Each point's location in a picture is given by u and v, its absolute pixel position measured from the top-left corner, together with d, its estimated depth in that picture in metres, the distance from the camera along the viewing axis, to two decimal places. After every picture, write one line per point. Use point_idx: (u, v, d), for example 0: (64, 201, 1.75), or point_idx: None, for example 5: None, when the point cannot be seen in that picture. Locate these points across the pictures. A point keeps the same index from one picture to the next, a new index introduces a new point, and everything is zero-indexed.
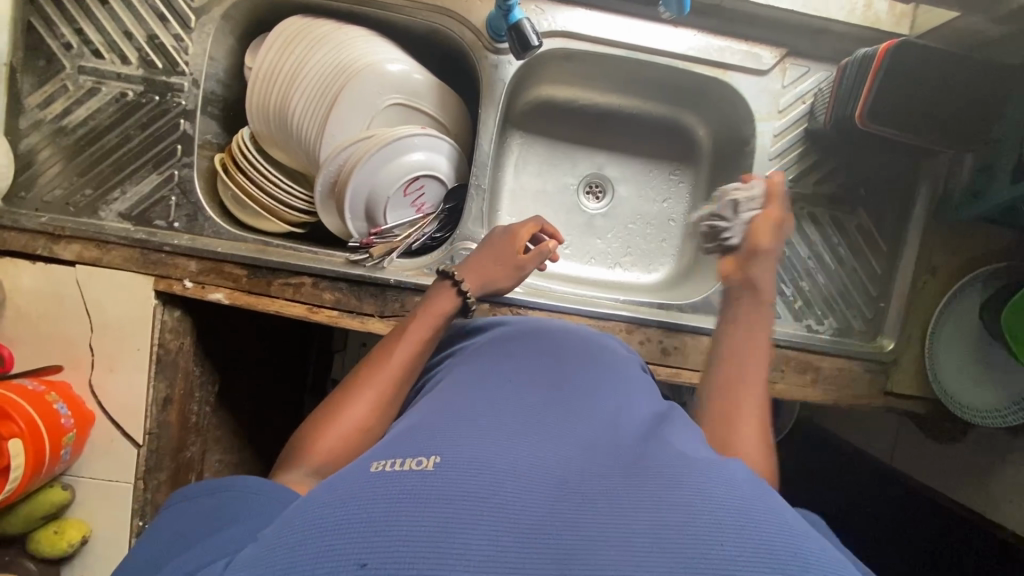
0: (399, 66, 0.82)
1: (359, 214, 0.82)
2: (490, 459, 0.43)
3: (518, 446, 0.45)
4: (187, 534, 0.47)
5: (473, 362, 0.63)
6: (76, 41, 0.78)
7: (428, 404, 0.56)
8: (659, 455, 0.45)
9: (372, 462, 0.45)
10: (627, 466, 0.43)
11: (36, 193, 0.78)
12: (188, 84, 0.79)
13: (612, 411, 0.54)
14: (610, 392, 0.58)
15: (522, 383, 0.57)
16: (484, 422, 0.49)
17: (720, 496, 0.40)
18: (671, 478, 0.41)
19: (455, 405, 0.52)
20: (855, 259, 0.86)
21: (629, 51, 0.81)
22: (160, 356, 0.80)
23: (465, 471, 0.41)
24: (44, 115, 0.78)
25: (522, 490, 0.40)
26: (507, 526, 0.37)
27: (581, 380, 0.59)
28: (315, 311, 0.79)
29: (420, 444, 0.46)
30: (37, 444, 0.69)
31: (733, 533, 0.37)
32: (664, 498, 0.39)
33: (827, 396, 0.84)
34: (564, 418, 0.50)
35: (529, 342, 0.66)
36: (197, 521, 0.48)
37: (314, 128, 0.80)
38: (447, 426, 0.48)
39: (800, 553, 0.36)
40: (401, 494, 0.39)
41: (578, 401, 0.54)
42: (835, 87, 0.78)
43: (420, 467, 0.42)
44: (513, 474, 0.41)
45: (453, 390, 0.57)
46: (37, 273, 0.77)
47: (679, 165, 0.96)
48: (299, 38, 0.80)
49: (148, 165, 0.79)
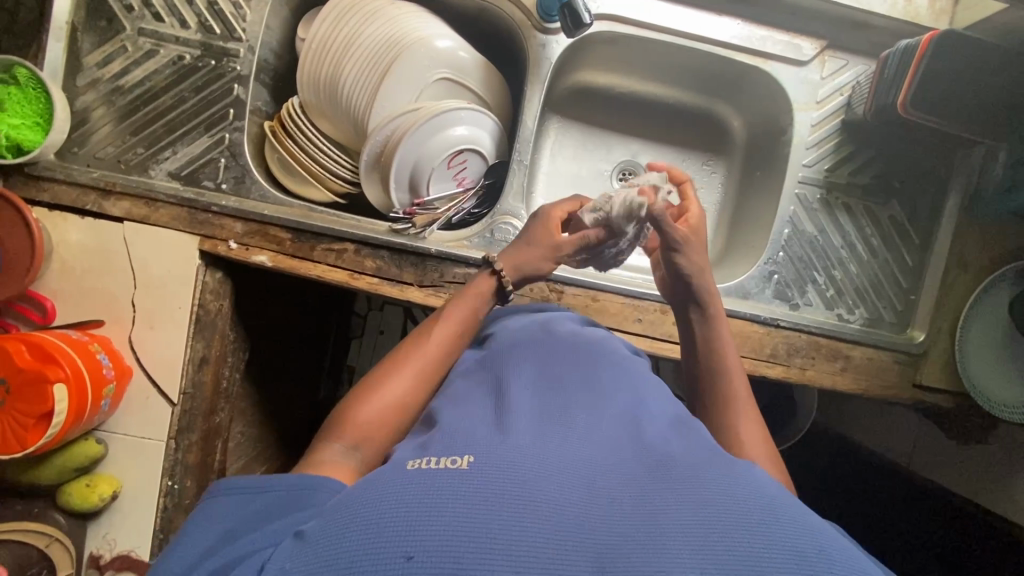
0: (448, 43, 0.83)
1: (403, 185, 0.84)
2: (524, 458, 0.41)
3: (547, 442, 0.44)
4: (230, 530, 0.45)
5: (492, 358, 0.62)
6: (138, 4, 0.80)
7: (451, 399, 0.54)
8: (685, 454, 0.45)
9: (407, 459, 0.44)
10: (654, 462, 0.43)
11: (88, 149, 0.80)
12: (244, 50, 0.81)
13: (640, 406, 0.53)
14: (633, 387, 0.56)
15: (547, 379, 0.55)
16: (512, 417, 0.48)
17: (749, 498, 0.39)
18: (697, 479, 0.41)
19: (481, 403, 0.51)
20: (888, 251, 0.87)
21: (674, 36, 0.83)
22: (199, 316, 0.80)
23: (500, 470, 0.40)
24: (102, 74, 0.80)
25: (557, 486, 0.39)
26: (545, 524, 0.36)
27: (603, 375, 0.57)
28: (356, 277, 0.80)
29: (452, 440, 0.45)
30: (81, 390, 0.70)
31: (767, 534, 0.37)
32: (700, 500, 0.39)
33: (857, 385, 0.85)
34: (591, 411, 0.49)
35: (546, 335, 0.65)
36: (237, 519, 0.46)
37: (364, 98, 0.82)
38: (476, 426, 0.47)
39: (824, 553, 0.36)
40: (439, 492, 0.38)
41: (604, 397, 0.52)
42: (876, 79, 0.80)
43: (456, 466, 0.41)
44: (548, 473, 0.40)
45: (475, 387, 0.56)
46: (85, 227, 0.78)
47: (711, 155, 0.98)
48: (353, 13, 0.82)
49: (200, 128, 0.81)
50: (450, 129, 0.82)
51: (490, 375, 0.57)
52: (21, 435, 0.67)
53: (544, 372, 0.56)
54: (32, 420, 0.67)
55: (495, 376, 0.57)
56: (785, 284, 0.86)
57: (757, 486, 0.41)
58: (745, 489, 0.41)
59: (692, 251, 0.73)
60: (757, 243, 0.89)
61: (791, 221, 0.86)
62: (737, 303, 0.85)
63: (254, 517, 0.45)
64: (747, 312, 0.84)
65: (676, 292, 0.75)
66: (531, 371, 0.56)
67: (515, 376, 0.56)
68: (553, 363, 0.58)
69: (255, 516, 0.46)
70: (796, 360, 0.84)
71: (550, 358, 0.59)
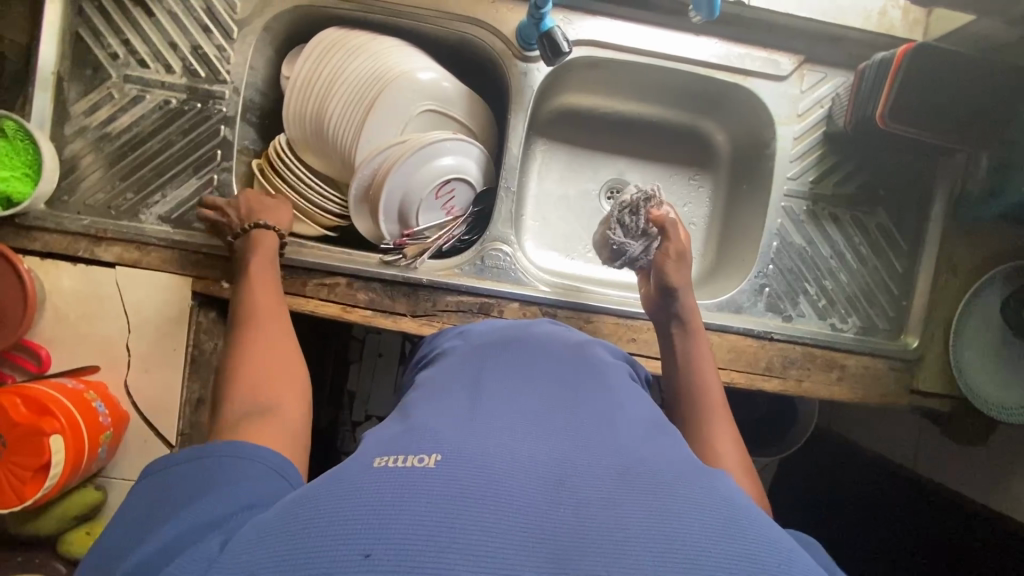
0: (429, 75, 0.84)
1: (392, 216, 0.84)
2: (491, 459, 0.42)
3: (517, 445, 0.44)
4: (175, 500, 0.45)
5: (465, 359, 0.62)
6: (122, 51, 0.81)
7: (424, 400, 0.54)
8: (652, 457, 0.45)
9: (375, 456, 0.44)
10: (621, 467, 0.43)
11: (78, 197, 0.80)
12: (229, 92, 0.82)
13: (613, 406, 0.53)
14: (604, 388, 0.57)
15: (520, 380, 0.55)
16: (483, 419, 0.48)
17: (714, 508, 0.40)
18: (661, 485, 0.41)
19: (454, 405, 0.51)
20: (877, 258, 0.88)
21: (653, 59, 0.84)
22: (194, 357, 0.80)
23: (466, 470, 0.40)
24: (89, 122, 0.80)
25: (522, 489, 0.39)
26: (508, 526, 0.37)
27: (578, 378, 0.57)
28: (349, 311, 0.81)
29: (422, 438, 0.45)
30: (77, 440, 0.70)
31: (726, 542, 0.37)
32: (664, 504, 0.39)
33: (854, 394, 0.85)
34: (562, 415, 0.50)
35: (522, 338, 0.65)
36: (180, 488, 0.45)
37: (350, 133, 0.83)
38: (448, 425, 0.47)
39: (783, 564, 0.37)
40: (405, 491, 0.38)
41: (577, 400, 0.53)
42: (854, 92, 0.81)
43: (423, 464, 0.41)
44: (514, 474, 0.40)
45: (447, 387, 0.56)
46: (78, 273, 0.79)
47: (697, 170, 0.99)
48: (336, 48, 0.83)
49: (188, 170, 0.82)
50: (433, 160, 0.83)
51: (464, 378, 0.57)
52: (18, 488, 0.67)
53: (516, 373, 0.56)
54: (30, 473, 0.67)
55: (467, 377, 0.57)
56: (777, 296, 0.86)
57: (725, 495, 0.42)
58: (711, 496, 0.41)
59: (682, 267, 0.77)
60: (746, 256, 0.89)
61: (779, 233, 0.87)
62: (730, 318, 0.85)
63: (210, 487, 0.45)
64: (740, 326, 0.84)
65: (659, 305, 0.78)
66: (503, 372, 0.57)
67: (488, 378, 0.56)
68: (525, 365, 0.58)
69: (204, 484, 0.46)
70: (792, 372, 0.84)
71: (526, 361, 0.59)
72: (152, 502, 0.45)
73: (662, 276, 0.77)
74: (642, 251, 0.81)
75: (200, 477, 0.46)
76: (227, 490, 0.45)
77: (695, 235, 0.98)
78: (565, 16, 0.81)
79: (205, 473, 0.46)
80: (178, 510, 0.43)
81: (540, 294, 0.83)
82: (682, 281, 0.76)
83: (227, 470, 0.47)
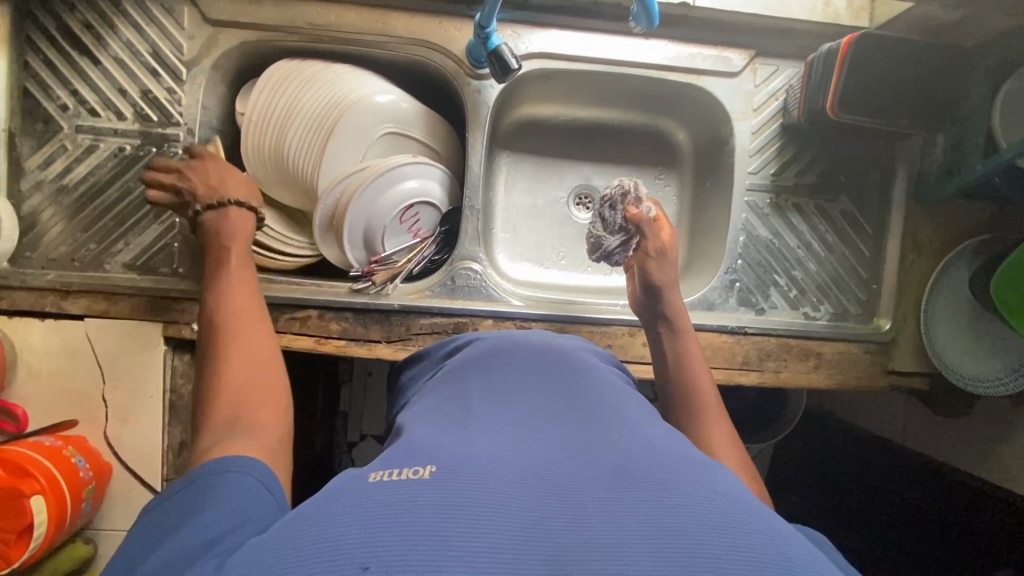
0: (387, 97, 0.84)
1: (358, 243, 0.84)
2: (483, 468, 0.41)
3: (510, 453, 0.44)
4: (168, 524, 0.44)
5: (447, 378, 0.62)
6: (72, 102, 0.80)
7: (414, 420, 0.54)
8: (647, 450, 0.45)
9: (372, 471, 0.44)
10: (617, 467, 0.42)
11: (40, 252, 0.80)
12: (184, 133, 0.82)
13: (604, 404, 0.53)
14: (592, 386, 0.57)
15: (511, 391, 0.55)
16: (474, 433, 0.48)
17: (712, 504, 0.39)
18: (658, 484, 0.40)
19: (447, 421, 0.51)
20: (843, 244, 0.89)
21: (605, 66, 0.84)
22: (173, 402, 0.80)
23: (460, 479, 0.40)
24: (45, 175, 0.80)
25: (517, 495, 0.39)
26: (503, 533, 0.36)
27: (568, 380, 0.57)
28: (323, 342, 0.81)
29: (415, 453, 0.45)
30: (59, 499, 0.70)
31: (721, 531, 0.37)
32: (657, 501, 0.39)
33: (832, 380, 0.85)
34: (551, 420, 0.49)
35: (512, 344, 0.65)
36: (173, 512, 0.44)
37: (310, 163, 0.82)
38: (440, 440, 0.47)
39: (784, 556, 0.36)
40: (400, 503, 0.38)
41: (567, 403, 0.52)
42: (804, 83, 0.82)
43: (418, 476, 0.41)
44: (507, 481, 0.40)
45: (432, 408, 0.56)
46: (47, 329, 0.78)
47: (663, 169, 0.99)
48: (287, 80, 0.82)
49: (150, 215, 0.81)
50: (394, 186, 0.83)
51: (456, 394, 0.57)
52: (5, 552, 0.67)
53: (501, 385, 0.56)
54: (15, 535, 0.67)
55: (450, 397, 0.57)
56: (748, 290, 0.87)
57: (719, 488, 0.41)
58: (705, 488, 0.41)
59: (667, 263, 0.77)
60: (716, 252, 0.90)
61: (745, 228, 0.87)
62: (703, 316, 0.85)
63: (193, 511, 0.44)
64: (714, 324, 0.84)
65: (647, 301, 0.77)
66: (490, 385, 0.57)
67: (472, 393, 0.56)
68: (513, 374, 0.58)
69: (194, 503, 0.45)
70: (769, 364, 0.85)
71: (514, 369, 0.59)
72: (150, 529, 0.44)
73: (646, 276, 0.76)
74: (619, 246, 0.80)
75: (182, 503, 0.45)
76: (210, 508, 0.44)
77: None
78: (513, 31, 0.82)
79: (189, 498, 0.45)
80: (168, 531, 0.43)
81: (513, 309, 0.84)
82: (665, 279, 0.76)
83: (216, 487, 0.46)
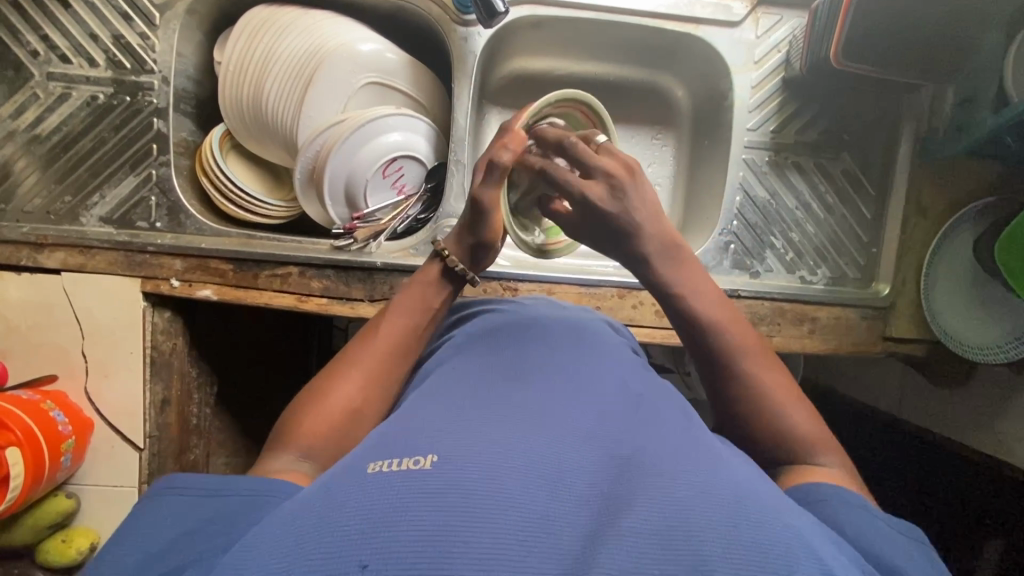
0: (371, 45, 0.80)
1: (339, 199, 0.81)
2: (490, 456, 0.39)
3: (518, 438, 0.41)
4: (166, 528, 0.43)
5: (456, 352, 0.60)
6: (43, 48, 0.77)
7: (423, 394, 0.52)
8: (661, 439, 0.42)
9: (369, 463, 0.40)
10: (627, 455, 0.40)
11: (15, 204, 0.78)
12: (158, 82, 0.79)
13: (612, 383, 0.51)
14: (608, 369, 0.54)
15: (520, 369, 0.52)
16: (484, 412, 0.45)
17: (722, 493, 0.37)
18: (672, 474, 0.38)
19: (451, 398, 0.49)
20: (844, 206, 0.85)
21: (599, 14, 0.81)
22: (153, 358, 0.78)
23: (466, 469, 0.38)
24: (17, 125, 0.78)
25: (526, 489, 0.37)
26: (511, 527, 0.34)
27: (577, 358, 0.54)
28: (304, 300, 0.79)
29: (415, 437, 0.42)
30: (36, 452, 0.69)
31: (730, 527, 0.34)
32: (669, 492, 0.37)
33: (827, 346, 0.82)
34: (560, 400, 0.47)
35: (523, 322, 0.62)
36: (172, 517, 0.44)
37: (289, 113, 0.79)
38: (441, 420, 0.44)
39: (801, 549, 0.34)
40: (399, 499, 0.36)
41: (575, 382, 0.50)
42: (808, 32, 0.78)
43: (418, 466, 0.38)
44: (512, 471, 0.38)
45: (441, 379, 0.54)
46: (23, 283, 0.76)
47: (660, 128, 0.96)
48: (265, 28, 0.79)
49: (125, 167, 0.79)
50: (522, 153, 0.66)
51: (464, 372, 0.54)
52: None
53: (512, 364, 0.53)
54: None
55: (460, 371, 0.55)
56: (744, 253, 0.83)
57: (729, 477, 0.39)
58: (715, 479, 0.39)
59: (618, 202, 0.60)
60: (711, 213, 0.87)
61: (742, 187, 0.84)
62: None
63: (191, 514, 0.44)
64: None
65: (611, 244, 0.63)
66: (504, 365, 0.54)
67: (482, 371, 0.53)
68: (524, 353, 0.55)
69: (185, 512, 0.44)
70: (762, 328, 0.81)
71: (525, 348, 0.56)
72: (152, 528, 0.43)
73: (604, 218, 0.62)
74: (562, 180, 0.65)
75: (189, 502, 0.45)
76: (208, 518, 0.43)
77: (661, 196, 0.95)
78: None
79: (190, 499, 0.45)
80: (165, 534, 0.42)
81: (500, 269, 0.81)
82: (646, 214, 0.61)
83: (208, 501, 0.45)
